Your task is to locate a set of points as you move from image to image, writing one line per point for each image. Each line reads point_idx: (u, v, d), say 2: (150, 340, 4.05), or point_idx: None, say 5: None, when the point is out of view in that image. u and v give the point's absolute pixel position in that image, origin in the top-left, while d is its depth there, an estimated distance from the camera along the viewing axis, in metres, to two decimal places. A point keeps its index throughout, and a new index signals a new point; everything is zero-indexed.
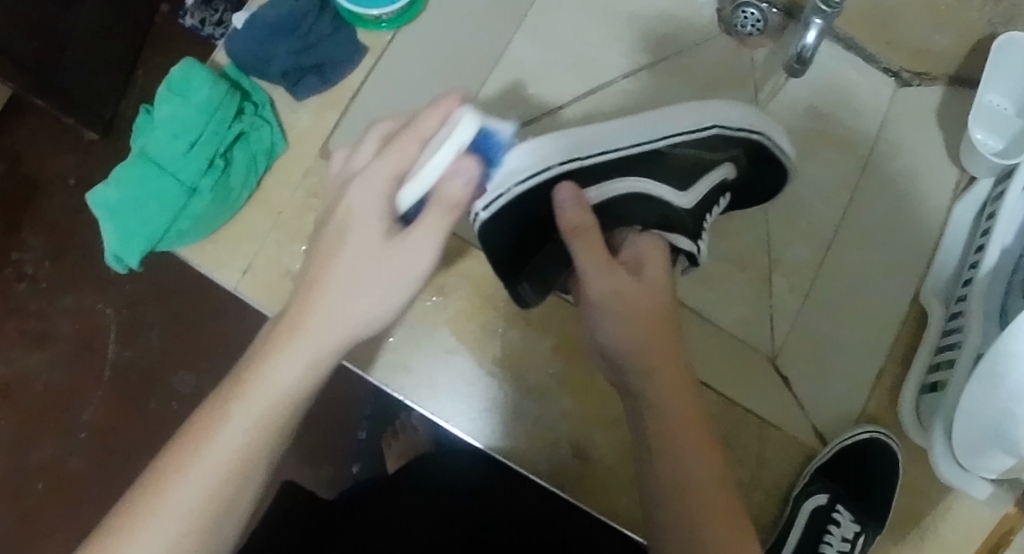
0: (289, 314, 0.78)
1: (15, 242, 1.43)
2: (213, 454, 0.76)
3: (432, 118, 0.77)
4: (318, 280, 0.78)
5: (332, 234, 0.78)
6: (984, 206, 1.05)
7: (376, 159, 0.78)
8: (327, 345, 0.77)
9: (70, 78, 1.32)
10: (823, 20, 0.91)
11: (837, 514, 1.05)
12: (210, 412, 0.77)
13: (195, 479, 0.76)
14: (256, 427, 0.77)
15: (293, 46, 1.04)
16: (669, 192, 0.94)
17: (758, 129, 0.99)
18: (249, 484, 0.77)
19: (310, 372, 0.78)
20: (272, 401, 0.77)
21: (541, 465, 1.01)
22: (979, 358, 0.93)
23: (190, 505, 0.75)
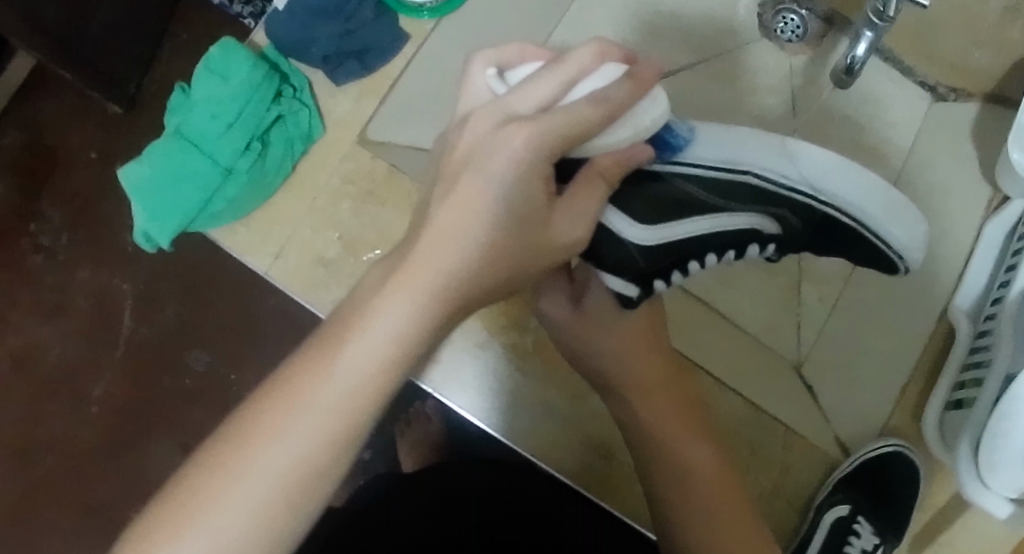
0: (402, 259, 0.66)
1: (33, 213, 1.42)
2: (275, 449, 0.63)
3: (585, 53, 0.70)
4: (439, 236, 0.66)
5: (461, 182, 0.67)
6: (1017, 227, 1.06)
7: (542, 108, 0.68)
8: (431, 288, 0.65)
9: (95, 51, 1.30)
10: (872, 33, 0.91)
11: (858, 525, 1.06)
12: (278, 383, 0.64)
13: (262, 462, 0.62)
14: (358, 393, 0.64)
15: (337, 28, 1.05)
16: (631, 227, 0.84)
17: (833, 199, 0.87)
18: (335, 469, 0.64)
19: (422, 321, 0.65)
20: (372, 348, 0.64)
21: (568, 464, 1.02)
22: (1009, 380, 0.94)
23: (267, 492, 0.62)
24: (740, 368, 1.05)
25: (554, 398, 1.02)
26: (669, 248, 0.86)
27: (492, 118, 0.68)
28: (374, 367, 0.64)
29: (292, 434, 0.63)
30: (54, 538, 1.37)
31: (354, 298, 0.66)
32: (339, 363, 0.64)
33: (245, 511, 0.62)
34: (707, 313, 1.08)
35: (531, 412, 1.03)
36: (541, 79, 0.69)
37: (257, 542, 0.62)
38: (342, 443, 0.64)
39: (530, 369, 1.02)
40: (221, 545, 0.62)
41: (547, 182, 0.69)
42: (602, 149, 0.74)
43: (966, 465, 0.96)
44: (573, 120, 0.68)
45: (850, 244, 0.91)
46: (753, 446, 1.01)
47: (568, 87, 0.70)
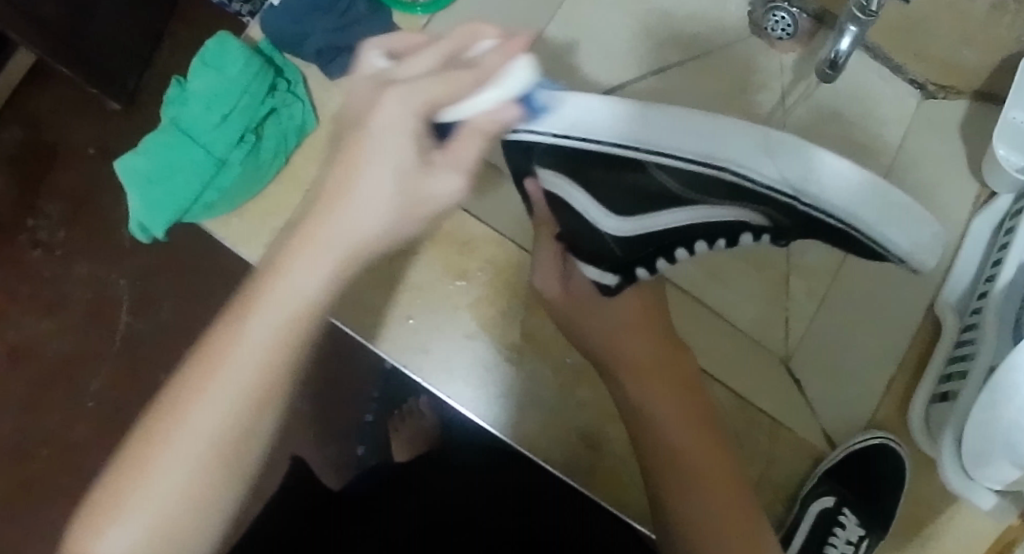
0: (304, 223, 0.75)
1: (32, 208, 1.43)
2: (201, 416, 0.74)
3: (494, 60, 0.76)
4: (336, 192, 0.74)
5: (359, 137, 0.74)
6: (1003, 221, 1.07)
7: (427, 77, 0.74)
8: (350, 250, 0.75)
9: (94, 47, 1.31)
10: (856, 28, 0.92)
11: (843, 518, 1.09)
12: (213, 345, 0.75)
13: (188, 432, 0.74)
14: (263, 365, 0.75)
15: (330, 23, 1.06)
16: (602, 215, 0.89)
17: (813, 198, 0.78)
18: (264, 418, 0.76)
19: (329, 284, 0.75)
20: (292, 301, 0.75)
21: (556, 455, 1.02)
22: (992, 371, 0.94)
23: (206, 444, 0.75)
24: (726, 362, 1.06)
25: (542, 388, 1.03)
26: (645, 239, 0.90)
27: (373, 82, 0.75)
28: (282, 322, 0.75)
29: (228, 381, 0.74)
30: (49, 532, 1.37)
31: (270, 263, 0.76)
32: (258, 319, 0.75)
33: (189, 459, 0.75)
34: (696, 308, 1.09)
35: (521, 403, 1.03)
36: (424, 56, 0.76)
37: (212, 458, 0.75)
38: (271, 379, 0.75)
39: (519, 360, 1.04)
40: (181, 488, 0.75)
41: (415, 137, 0.74)
42: (479, 111, 0.76)
43: (951, 456, 0.97)
44: (432, 102, 0.74)
45: (844, 241, 0.82)
46: (739, 437, 1.02)
47: (450, 57, 0.77)
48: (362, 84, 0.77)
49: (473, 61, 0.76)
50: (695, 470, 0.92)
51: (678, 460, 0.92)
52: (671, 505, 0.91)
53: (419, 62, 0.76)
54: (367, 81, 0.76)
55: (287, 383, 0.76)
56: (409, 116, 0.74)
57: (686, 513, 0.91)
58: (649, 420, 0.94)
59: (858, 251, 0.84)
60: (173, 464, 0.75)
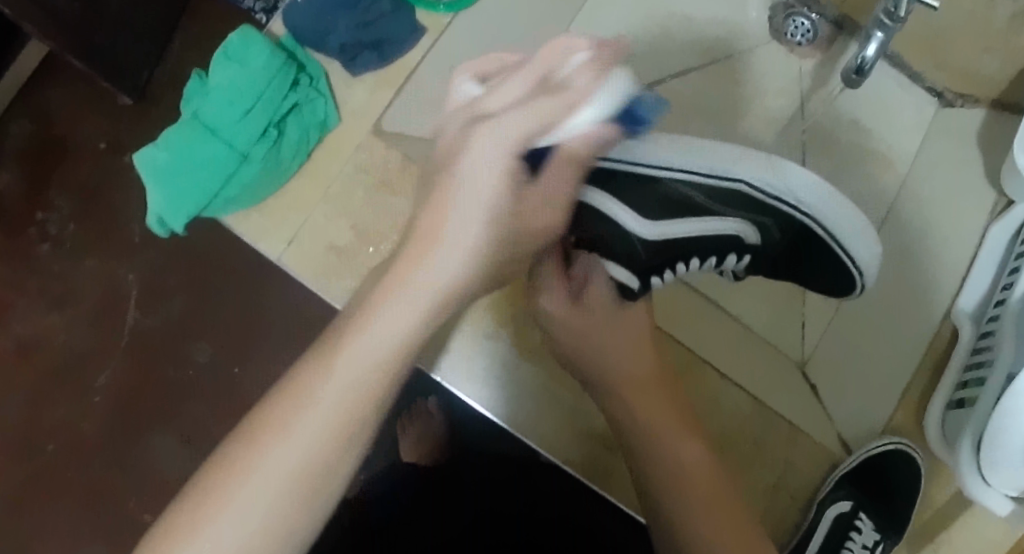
0: (401, 251, 0.68)
1: (42, 202, 1.39)
2: (292, 452, 0.66)
3: (584, 77, 0.69)
4: (429, 231, 0.68)
5: (442, 182, 0.68)
6: (1020, 230, 1.08)
7: (516, 107, 0.68)
8: (439, 301, 0.67)
9: (110, 41, 1.28)
10: (882, 34, 0.92)
11: (859, 521, 1.06)
12: (286, 396, 0.67)
13: (272, 465, 0.66)
14: (346, 412, 0.66)
15: (353, 21, 1.06)
16: (634, 220, 0.88)
17: (810, 211, 0.91)
18: (348, 457, 0.67)
19: (414, 332, 0.67)
20: (387, 350, 0.67)
21: (574, 455, 1.03)
22: (1010, 379, 0.95)
23: (277, 485, 0.66)
24: (743, 366, 1.06)
25: (562, 389, 1.04)
26: (668, 245, 0.90)
27: (466, 115, 0.69)
28: (384, 364, 0.67)
29: (301, 428, 0.66)
30: (55, 530, 1.34)
31: (358, 305, 0.68)
32: (344, 359, 0.66)
33: (263, 501, 0.66)
34: (712, 311, 1.09)
35: (540, 403, 1.04)
36: (514, 80, 0.69)
37: (297, 496, 0.66)
38: (364, 414, 0.67)
39: (539, 362, 1.04)
40: (259, 524, 0.66)
41: (506, 175, 0.68)
42: (572, 136, 0.69)
43: (968, 461, 0.98)
44: (533, 127, 0.67)
45: (818, 258, 0.96)
46: (757, 442, 1.03)
47: (541, 80, 0.69)
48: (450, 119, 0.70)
49: (566, 87, 0.68)
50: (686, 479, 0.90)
51: (685, 481, 0.90)
52: (675, 511, 0.89)
53: (507, 88, 0.69)
54: (456, 114, 0.70)
55: (372, 423, 0.68)
56: (497, 155, 0.67)
57: (687, 526, 0.88)
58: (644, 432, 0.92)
59: (819, 272, 0.98)
60: (247, 503, 0.66)
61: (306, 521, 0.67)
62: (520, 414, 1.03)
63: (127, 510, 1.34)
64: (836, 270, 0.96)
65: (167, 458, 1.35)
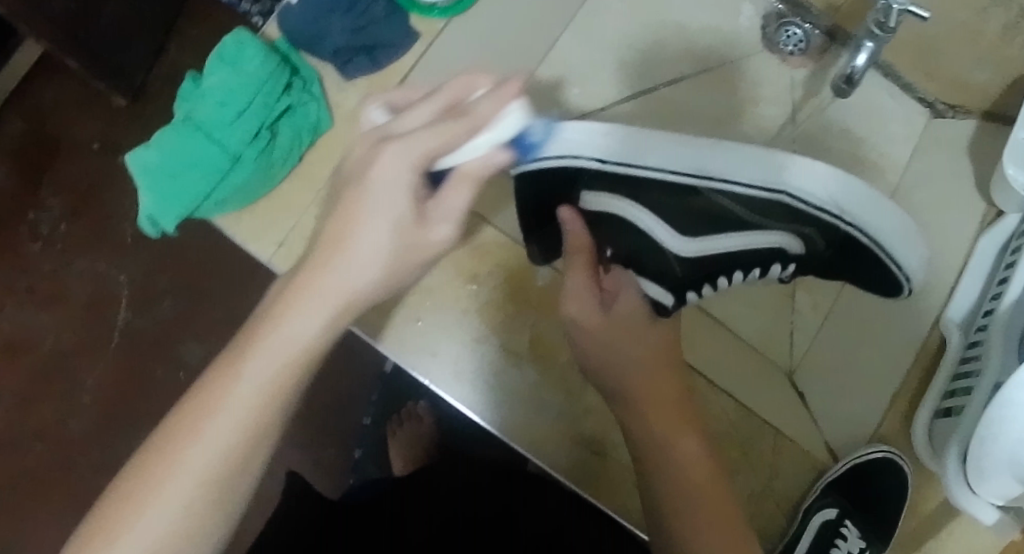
0: (306, 263, 0.71)
1: (34, 201, 1.38)
2: (217, 431, 0.70)
3: (489, 105, 0.70)
4: (335, 238, 0.70)
5: (352, 194, 0.70)
6: (1010, 240, 1.08)
7: (422, 129, 0.69)
8: (342, 304, 0.71)
9: (104, 42, 1.28)
10: (873, 44, 0.92)
11: (844, 529, 1.08)
12: (210, 382, 0.71)
13: (212, 433, 0.70)
14: (258, 416, 0.70)
15: (347, 25, 1.07)
16: (668, 234, 0.93)
17: (852, 218, 0.86)
18: (263, 443, 0.71)
19: (329, 333, 0.71)
20: (296, 345, 0.70)
21: (561, 460, 1.03)
22: (997, 389, 0.95)
23: (196, 481, 0.70)
24: (734, 375, 1.06)
25: (548, 392, 1.05)
26: (704, 260, 0.94)
27: (370, 138, 0.71)
28: (287, 361, 0.70)
29: (220, 417, 0.70)
30: (43, 530, 1.34)
31: (270, 306, 0.72)
32: (258, 357, 0.70)
33: (200, 471, 0.70)
34: (703, 318, 1.10)
35: (526, 406, 1.04)
36: (421, 106, 0.71)
37: (225, 468, 0.70)
38: (270, 408, 0.70)
39: (527, 365, 1.05)
40: (188, 500, 0.70)
41: (410, 191, 0.70)
42: (474, 156, 0.71)
43: (955, 470, 0.98)
44: (440, 144, 0.69)
45: (865, 265, 0.92)
46: (744, 449, 1.02)
47: (448, 110, 0.71)
48: (358, 139, 0.72)
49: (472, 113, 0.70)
50: (679, 486, 0.89)
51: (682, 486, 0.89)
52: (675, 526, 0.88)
53: (415, 114, 0.71)
54: (368, 133, 0.72)
55: (278, 415, 0.71)
56: (405, 164, 0.69)
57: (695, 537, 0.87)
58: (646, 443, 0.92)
59: (865, 278, 0.95)
60: (189, 471, 0.70)
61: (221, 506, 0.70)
62: (506, 417, 1.04)
63: None
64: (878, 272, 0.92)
65: None
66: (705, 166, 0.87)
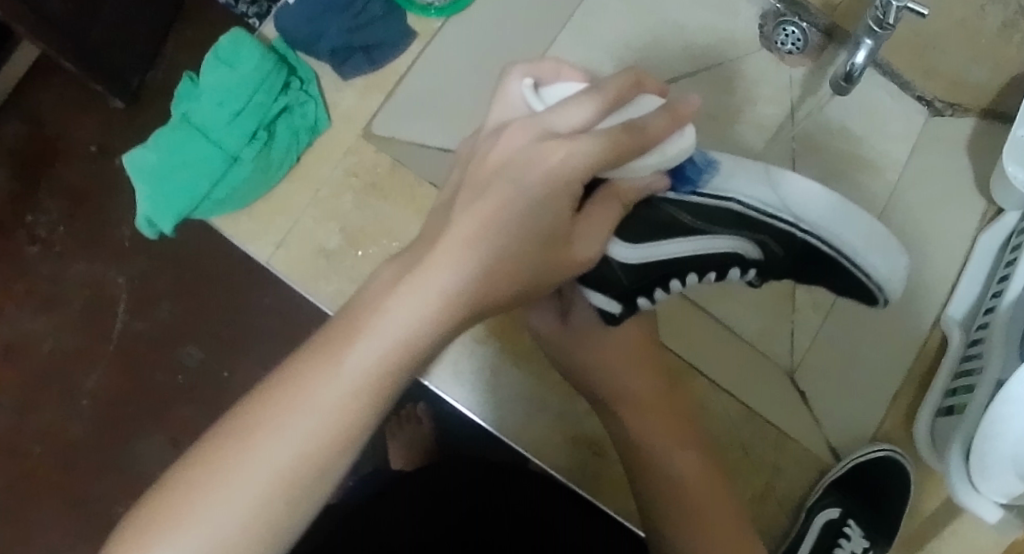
0: (411, 267, 0.66)
1: (32, 204, 1.38)
2: (276, 449, 0.64)
3: (659, 127, 0.72)
4: (436, 241, 0.67)
5: (466, 215, 0.67)
6: (1010, 238, 1.08)
7: (568, 125, 0.68)
8: (405, 342, 0.65)
9: (101, 45, 1.28)
10: (872, 41, 0.92)
11: (848, 528, 1.08)
12: (276, 386, 0.65)
13: (290, 441, 0.63)
14: (330, 430, 0.64)
15: (344, 24, 1.07)
16: (613, 243, 0.83)
17: (814, 226, 0.87)
18: (341, 462, 0.65)
19: (388, 363, 0.65)
20: (393, 350, 0.65)
21: (561, 460, 1.03)
22: (999, 387, 0.95)
23: (252, 496, 0.63)
24: (735, 375, 1.06)
25: (548, 392, 1.04)
26: (649, 267, 0.85)
27: (532, 133, 0.68)
28: (382, 364, 0.65)
29: (289, 429, 0.64)
30: (42, 535, 1.33)
31: (336, 321, 0.66)
32: (345, 368, 0.64)
33: (250, 487, 0.63)
34: (697, 317, 1.09)
35: (526, 406, 1.04)
36: (582, 104, 0.68)
37: (277, 487, 0.63)
38: (359, 424, 0.64)
39: (527, 365, 1.04)
40: (246, 519, 0.63)
41: (479, 194, 0.68)
42: (633, 173, 0.75)
43: (958, 467, 0.98)
44: (597, 152, 0.68)
45: (828, 272, 0.91)
46: (746, 448, 1.02)
47: (602, 114, 0.69)
48: (509, 125, 0.70)
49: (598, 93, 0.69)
50: (674, 486, 0.90)
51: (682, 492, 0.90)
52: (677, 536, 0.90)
53: (575, 113, 0.68)
54: (522, 125, 0.69)
55: (365, 433, 0.65)
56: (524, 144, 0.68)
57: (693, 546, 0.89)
58: (635, 449, 0.92)
59: (835, 285, 0.92)
60: (244, 485, 0.63)
61: (284, 529, 0.64)
62: (507, 418, 1.03)
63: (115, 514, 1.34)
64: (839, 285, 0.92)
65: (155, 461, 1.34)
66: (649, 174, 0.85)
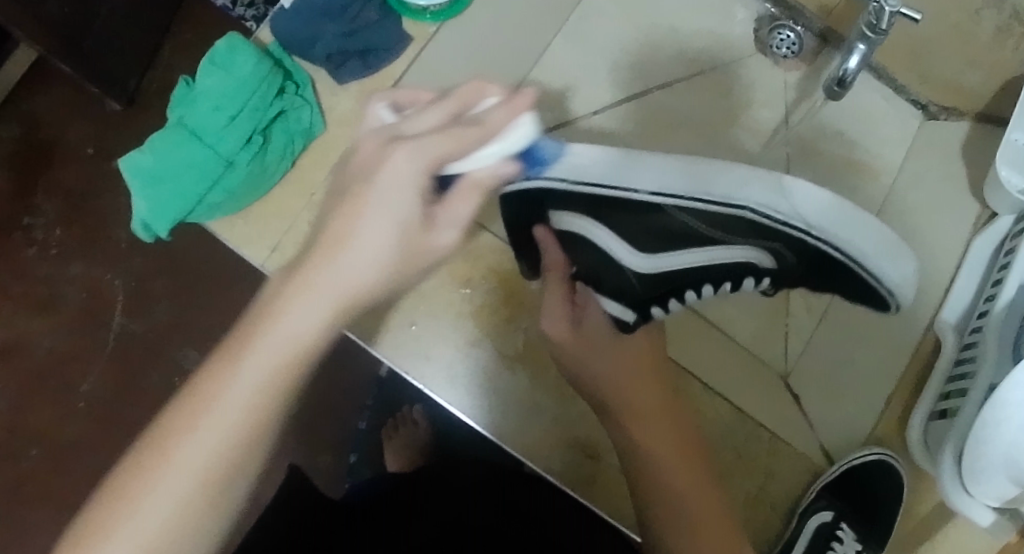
0: (303, 263, 0.68)
1: (28, 206, 1.38)
2: (194, 445, 0.66)
3: (501, 117, 0.69)
4: (335, 238, 0.67)
5: (358, 189, 0.67)
6: (1004, 242, 1.08)
7: (429, 132, 0.67)
8: (344, 300, 0.67)
9: (98, 48, 1.28)
10: (865, 46, 0.92)
11: (840, 531, 1.09)
12: (198, 388, 0.67)
13: (206, 435, 0.66)
14: (235, 421, 0.66)
15: (339, 29, 1.06)
16: (626, 252, 0.90)
17: (824, 232, 0.83)
18: (259, 441, 0.67)
19: (326, 328, 0.67)
20: (286, 345, 0.67)
21: (556, 463, 1.03)
22: (991, 391, 0.95)
23: (187, 484, 0.66)
24: (729, 379, 1.06)
25: (542, 395, 1.04)
26: (661, 278, 0.92)
27: (380, 138, 0.68)
28: (283, 362, 0.67)
29: (214, 417, 0.66)
30: (38, 536, 1.34)
31: (273, 292, 0.68)
32: (248, 363, 0.66)
33: (179, 486, 0.66)
34: (698, 321, 1.10)
35: (520, 409, 1.04)
36: (432, 110, 0.69)
37: (200, 487, 0.66)
38: (266, 413, 0.67)
39: (521, 368, 1.05)
40: (176, 509, 0.66)
41: (417, 193, 0.67)
42: (479, 166, 0.70)
43: (949, 470, 0.98)
44: (448, 153, 0.67)
45: (844, 279, 0.89)
46: (739, 453, 1.02)
47: (455, 116, 0.69)
48: (365, 138, 0.69)
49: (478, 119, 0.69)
50: (663, 483, 0.92)
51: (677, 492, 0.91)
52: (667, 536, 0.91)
53: (428, 117, 0.69)
54: (374, 134, 0.69)
55: (275, 417, 0.67)
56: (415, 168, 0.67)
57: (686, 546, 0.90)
58: (630, 448, 0.93)
59: (850, 291, 0.91)
60: (175, 476, 0.66)
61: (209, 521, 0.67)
62: (501, 420, 1.03)
63: None
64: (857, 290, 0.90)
65: None
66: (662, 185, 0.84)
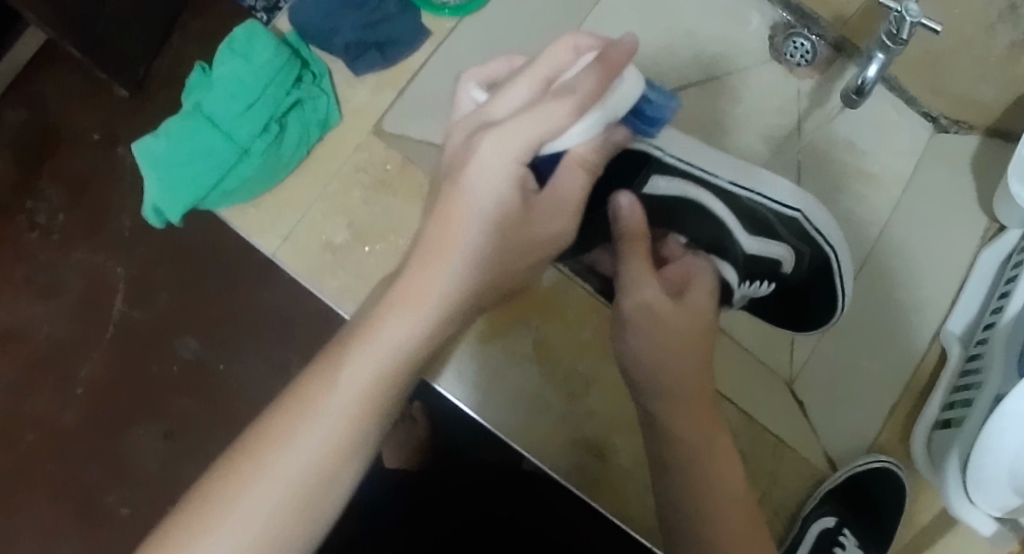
0: (403, 276, 0.73)
1: (33, 190, 1.37)
2: (305, 446, 0.70)
3: (561, 57, 0.74)
4: (437, 246, 0.73)
5: (449, 197, 0.73)
6: (1012, 254, 1.09)
7: (519, 113, 0.72)
8: (436, 312, 0.72)
9: (109, 33, 1.27)
10: (884, 55, 0.93)
11: (842, 538, 1.08)
12: (303, 387, 0.71)
13: (300, 445, 0.70)
14: (350, 427, 0.70)
15: (360, 19, 1.08)
16: (739, 229, 0.98)
17: (834, 246, 1.02)
18: (348, 466, 0.71)
19: (423, 340, 0.72)
20: (386, 355, 0.71)
21: (562, 463, 1.03)
22: (998, 401, 0.96)
23: (287, 485, 0.69)
24: (742, 384, 1.07)
25: (550, 392, 1.04)
26: (748, 262, 1.00)
27: (470, 124, 0.75)
28: (382, 366, 0.71)
29: (321, 419, 0.70)
30: (33, 522, 1.33)
31: (364, 317, 0.73)
32: (347, 369, 0.71)
33: (277, 491, 0.69)
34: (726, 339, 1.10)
35: (528, 405, 1.04)
36: (517, 85, 0.74)
37: (298, 487, 0.69)
38: (372, 412, 0.71)
39: (529, 366, 1.05)
40: (279, 507, 0.69)
41: (515, 181, 0.74)
42: (576, 139, 0.75)
43: (955, 479, 0.99)
44: (550, 128, 0.72)
45: (831, 292, 1.05)
46: (745, 453, 1.03)
47: (545, 82, 0.74)
48: (458, 125, 0.76)
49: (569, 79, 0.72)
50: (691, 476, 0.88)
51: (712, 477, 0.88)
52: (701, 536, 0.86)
53: (517, 93, 0.74)
54: (464, 119, 0.76)
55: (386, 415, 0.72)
56: (521, 148, 0.72)
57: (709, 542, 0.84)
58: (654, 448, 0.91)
59: (815, 312, 1.07)
60: (264, 484, 0.69)
61: (309, 515, 0.70)
62: (507, 419, 1.03)
63: (106, 503, 1.33)
64: (823, 306, 1.07)
65: (149, 451, 1.34)
66: (739, 177, 0.98)
